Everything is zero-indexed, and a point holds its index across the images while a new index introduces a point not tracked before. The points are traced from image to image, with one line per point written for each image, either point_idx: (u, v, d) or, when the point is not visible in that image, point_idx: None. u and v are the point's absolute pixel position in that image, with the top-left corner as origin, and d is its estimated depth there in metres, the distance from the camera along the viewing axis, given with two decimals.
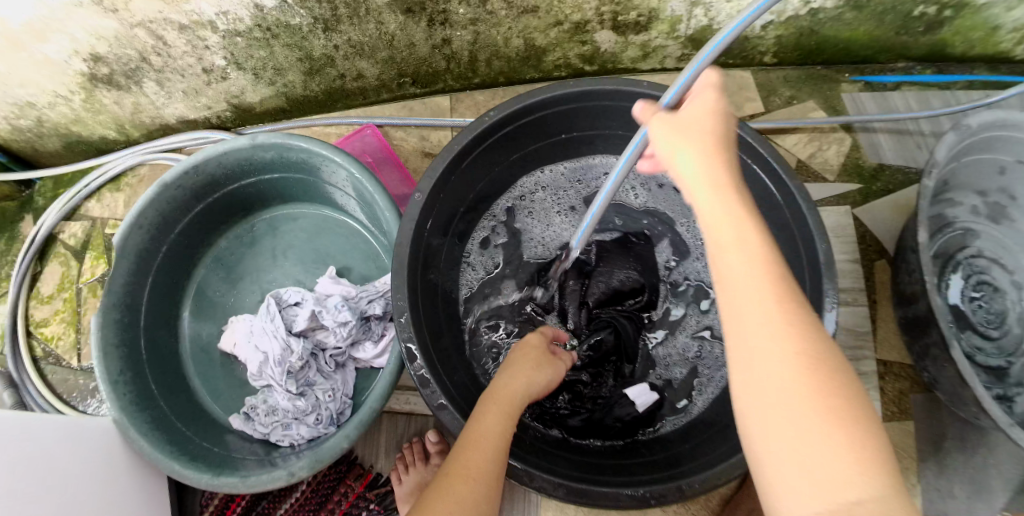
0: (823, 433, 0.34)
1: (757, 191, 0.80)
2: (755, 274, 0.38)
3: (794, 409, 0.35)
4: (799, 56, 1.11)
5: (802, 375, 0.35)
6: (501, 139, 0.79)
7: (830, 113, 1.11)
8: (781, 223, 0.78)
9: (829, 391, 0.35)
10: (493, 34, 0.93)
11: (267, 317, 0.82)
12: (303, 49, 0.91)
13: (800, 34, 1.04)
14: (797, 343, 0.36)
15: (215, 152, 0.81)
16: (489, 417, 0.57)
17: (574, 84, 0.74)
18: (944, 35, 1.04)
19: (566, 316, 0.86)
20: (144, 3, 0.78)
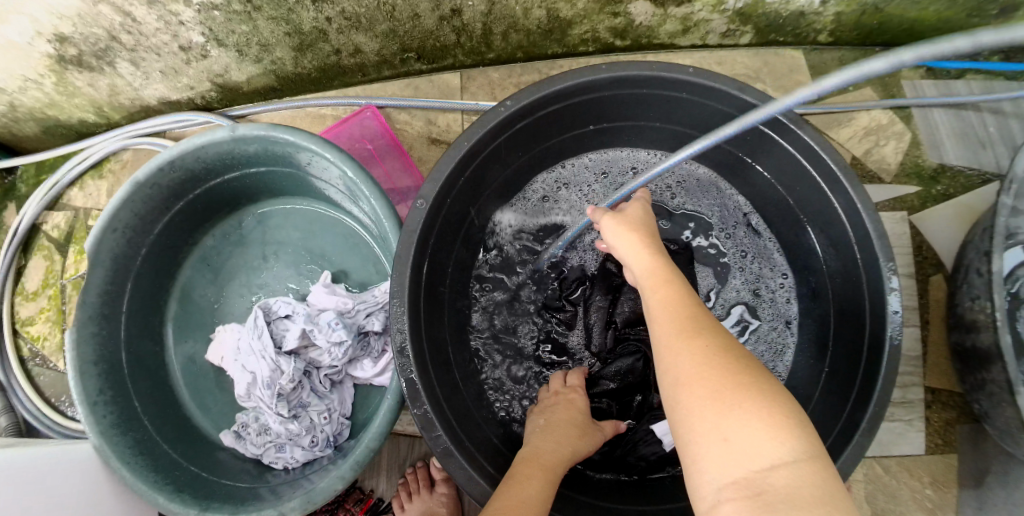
0: (731, 405, 0.37)
1: (813, 201, 0.68)
2: (664, 297, 0.47)
3: (700, 388, 0.39)
4: (858, 36, 0.95)
5: (707, 360, 0.40)
6: (518, 133, 0.68)
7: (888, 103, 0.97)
8: (840, 240, 0.66)
9: (733, 371, 0.39)
10: (511, 5, 0.79)
11: (255, 332, 0.74)
12: (290, 22, 0.79)
13: (862, 13, 0.89)
14: (701, 337, 0.42)
15: (192, 145, 0.71)
16: (531, 483, 0.50)
17: (606, 69, 0.61)
18: (1019, 19, 0.87)
19: (590, 337, 0.77)
20: None
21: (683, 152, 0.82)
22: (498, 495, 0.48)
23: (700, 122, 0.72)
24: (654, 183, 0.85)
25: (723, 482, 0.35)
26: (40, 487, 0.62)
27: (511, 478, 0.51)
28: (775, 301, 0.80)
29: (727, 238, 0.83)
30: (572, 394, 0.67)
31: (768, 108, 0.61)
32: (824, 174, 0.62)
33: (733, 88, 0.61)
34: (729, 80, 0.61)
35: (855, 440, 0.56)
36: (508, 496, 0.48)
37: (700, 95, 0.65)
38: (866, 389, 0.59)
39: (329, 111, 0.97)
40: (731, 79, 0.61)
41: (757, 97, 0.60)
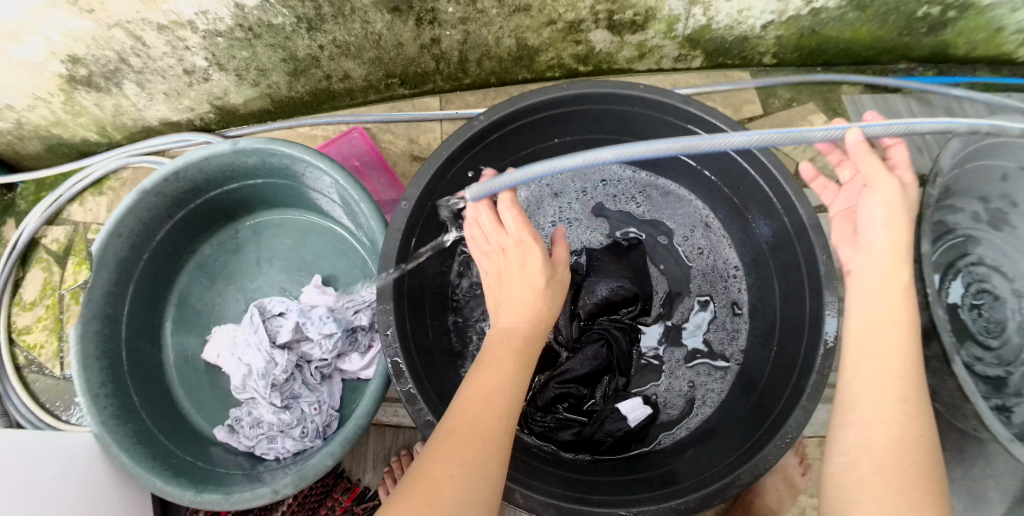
0: (921, 503, 0.40)
1: (747, 187, 0.76)
2: (892, 348, 0.47)
3: (894, 468, 0.41)
4: (800, 57, 1.08)
5: (906, 444, 0.43)
6: (491, 144, 0.77)
7: (830, 116, 1.09)
8: (783, 235, 0.72)
9: (928, 475, 0.42)
10: (484, 34, 0.90)
11: (252, 328, 0.80)
12: (286, 49, 0.88)
13: (800, 35, 1.01)
14: (915, 426, 0.44)
15: (196, 158, 0.78)
16: (502, 365, 0.49)
17: (567, 87, 0.71)
18: (948, 37, 1.01)
19: (557, 329, 0.83)
20: (121, 3, 0.75)
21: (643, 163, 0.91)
22: (470, 379, 0.49)
23: (652, 132, 0.82)
24: (618, 192, 0.92)
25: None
26: (39, 472, 0.67)
27: (483, 362, 0.50)
28: (727, 289, 0.86)
29: (683, 239, 0.90)
30: (520, 245, 0.56)
31: (710, 119, 0.70)
32: (763, 174, 0.71)
33: (678, 101, 0.71)
34: (674, 95, 0.71)
35: (802, 404, 0.61)
36: (481, 386, 0.48)
37: (649, 109, 0.74)
38: (808, 357, 0.65)
39: (319, 131, 1.05)
40: (675, 93, 0.71)
41: (698, 108, 0.70)
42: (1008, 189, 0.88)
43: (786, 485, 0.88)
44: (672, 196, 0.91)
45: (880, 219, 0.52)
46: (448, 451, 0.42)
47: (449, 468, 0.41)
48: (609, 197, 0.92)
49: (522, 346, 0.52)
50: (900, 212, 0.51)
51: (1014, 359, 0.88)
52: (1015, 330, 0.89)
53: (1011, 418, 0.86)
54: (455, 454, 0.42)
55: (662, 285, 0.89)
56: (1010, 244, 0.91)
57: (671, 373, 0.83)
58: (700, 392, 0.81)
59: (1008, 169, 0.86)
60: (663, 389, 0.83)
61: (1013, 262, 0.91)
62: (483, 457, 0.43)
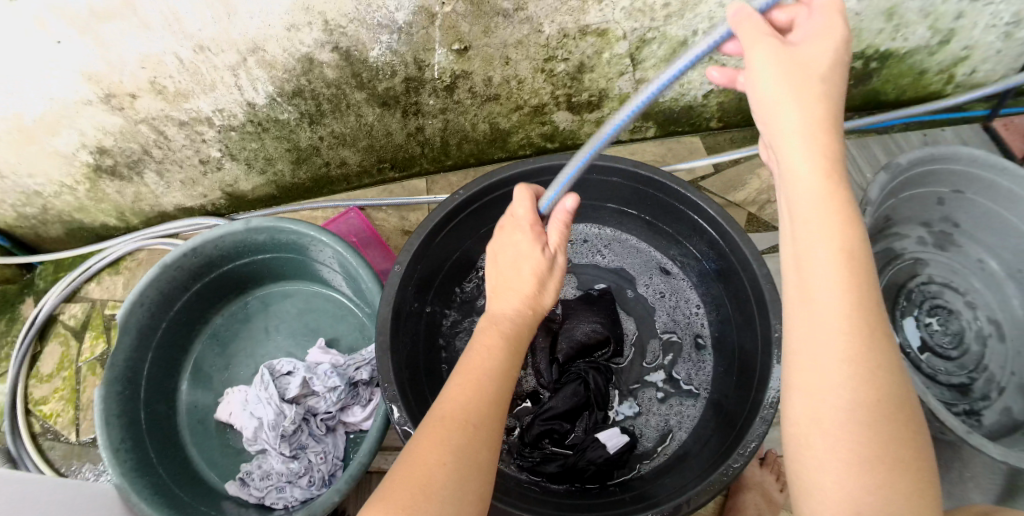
0: (886, 481, 0.35)
1: (697, 233, 0.87)
2: (836, 280, 0.38)
3: (849, 448, 0.36)
4: (741, 120, 1.26)
5: (860, 411, 0.36)
6: (470, 214, 0.90)
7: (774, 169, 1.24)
8: (731, 271, 0.83)
9: (893, 439, 0.36)
10: (462, 121, 1.06)
11: (262, 386, 0.89)
12: (290, 141, 1.03)
13: (737, 100, 1.18)
14: (873, 391, 0.36)
15: (213, 237, 0.91)
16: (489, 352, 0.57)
17: (532, 162, 0.86)
18: (876, 84, 1.24)
19: (539, 373, 0.90)
20: (149, 102, 0.89)
21: (607, 223, 1.02)
22: (460, 369, 0.56)
23: (612, 194, 0.93)
24: (593, 251, 1.05)
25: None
26: (66, 505, 0.74)
27: (474, 348, 0.58)
28: (690, 325, 0.97)
29: (647, 287, 1.01)
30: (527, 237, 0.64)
31: (659, 179, 0.82)
32: (711, 221, 0.81)
33: (628, 166, 0.82)
34: (625, 161, 0.82)
35: (761, 415, 0.69)
36: (470, 372, 0.55)
37: (605, 174, 0.87)
38: (763, 376, 0.74)
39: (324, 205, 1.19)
40: (626, 159, 0.82)
41: (647, 170, 0.81)
42: (946, 212, 1.03)
43: (764, 500, 0.96)
44: (631, 245, 1.03)
45: (785, 106, 0.41)
46: (437, 437, 0.49)
47: (438, 452, 0.48)
48: (583, 256, 1.04)
49: (512, 330, 0.60)
50: (794, 84, 0.41)
51: (974, 366, 0.98)
52: (971, 340, 0.99)
53: (980, 420, 0.94)
54: (446, 439, 0.49)
55: (632, 327, 0.99)
56: (954, 262, 1.05)
57: (646, 409, 0.92)
58: (675, 422, 0.90)
59: (943, 194, 1.00)
60: (641, 421, 0.91)
61: (960, 277, 1.04)
62: (469, 438, 0.49)
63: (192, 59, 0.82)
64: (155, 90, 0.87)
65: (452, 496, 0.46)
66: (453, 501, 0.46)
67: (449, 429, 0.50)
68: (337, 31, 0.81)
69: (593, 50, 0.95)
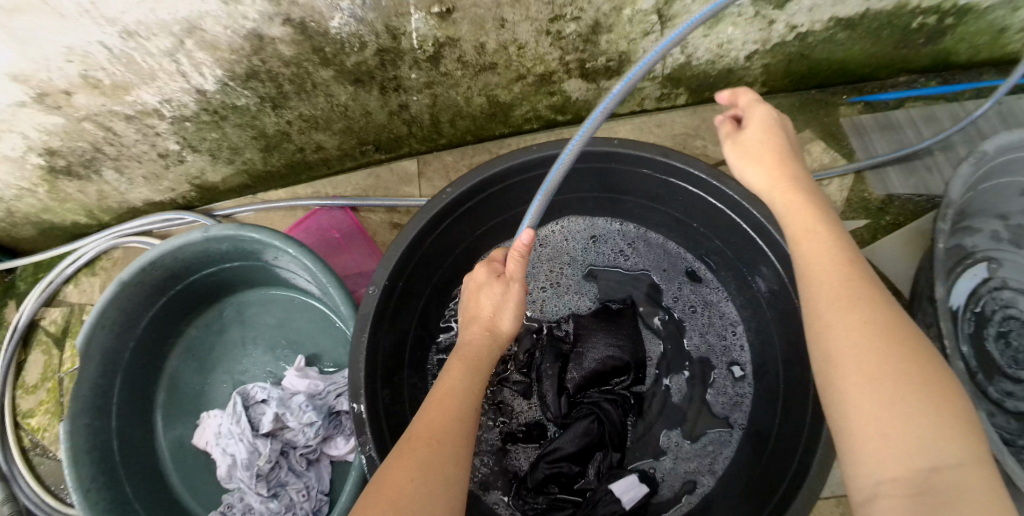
0: (904, 402, 0.38)
1: (741, 240, 0.69)
2: (816, 253, 0.47)
3: (863, 378, 0.39)
4: (791, 82, 1.01)
5: (871, 345, 0.40)
6: (465, 214, 0.76)
7: (827, 142, 1.00)
8: (779, 285, 0.67)
9: (905, 364, 0.39)
10: (453, 95, 0.87)
11: (234, 417, 0.79)
12: (255, 127, 0.87)
13: (789, 60, 0.94)
14: (871, 326, 0.41)
15: (170, 248, 0.79)
16: (455, 373, 0.61)
17: (536, 150, 0.70)
18: (947, 45, 0.96)
19: (545, 406, 0.75)
20: (87, 98, 0.75)
21: (628, 218, 0.83)
22: (431, 392, 0.60)
23: (635, 187, 0.75)
24: (613, 253, 0.86)
25: (882, 476, 0.36)
26: None
27: (444, 376, 0.62)
28: (727, 348, 0.79)
29: (674, 299, 0.84)
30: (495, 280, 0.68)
31: (692, 170, 0.65)
32: (755, 227, 0.65)
33: (656, 153, 0.65)
34: (650, 147, 0.66)
35: (806, 485, 0.54)
36: (440, 394, 0.59)
37: (626, 162, 0.69)
38: (817, 428, 0.58)
39: (305, 190, 1.04)
40: (653, 146, 0.66)
41: (681, 161, 0.65)
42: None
43: None
44: (661, 244, 0.84)
45: (747, 164, 0.55)
46: (406, 455, 0.51)
47: (406, 469, 0.49)
48: (601, 259, 0.86)
49: (475, 359, 0.63)
50: (744, 151, 0.56)
51: None
52: None
53: None
54: (414, 458, 0.50)
55: (656, 346, 0.81)
56: None
57: (673, 451, 0.75)
58: (707, 463, 0.74)
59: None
60: (664, 465, 0.75)
61: None
62: (435, 455, 0.51)
63: (122, 47, 0.67)
64: (90, 85, 0.72)
65: (424, 508, 0.46)
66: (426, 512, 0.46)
67: (416, 446, 0.51)
68: (284, 1, 0.62)
69: (610, 6, 0.73)
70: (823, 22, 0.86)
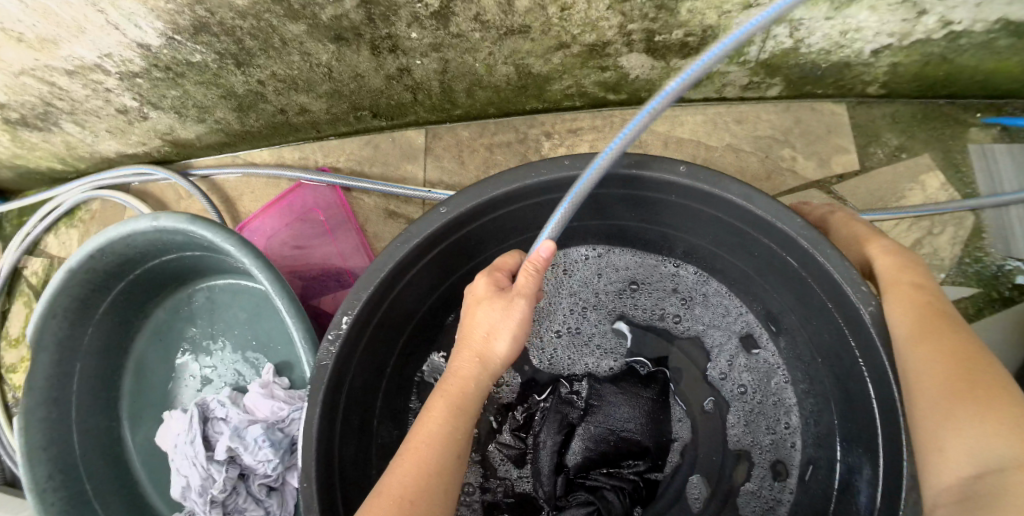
0: (961, 410, 0.34)
1: (829, 325, 0.53)
2: (898, 297, 0.42)
3: (929, 396, 0.37)
4: (918, 89, 0.74)
5: (941, 364, 0.37)
6: (465, 237, 0.59)
7: (950, 175, 0.75)
8: (861, 395, 0.51)
9: (972, 372, 0.36)
10: (468, 61, 0.66)
11: (189, 437, 0.70)
12: (220, 86, 0.71)
13: (925, 63, 0.68)
14: (939, 346, 0.38)
15: (119, 235, 0.66)
16: (433, 414, 0.46)
17: (567, 167, 0.51)
18: None
19: (538, 481, 0.62)
20: (14, 52, 0.62)
21: (688, 259, 0.65)
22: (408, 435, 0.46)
23: (696, 226, 0.58)
24: (651, 299, 0.68)
25: (943, 485, 0.34)
26: None
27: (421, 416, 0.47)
28: (776, 445, 0.63)
29: (722, 374, 0.66)
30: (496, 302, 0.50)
31: (779, 226, 0.47)
32: (849, 321, 0.48)
33: (737, 196, 0.48)
34: (733, 186, 0.48)
35: None
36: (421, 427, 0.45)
37: (691, 200, 0.52)
38: None
39: (293, 155, 0.85)
40: (737, 186, 0.48)
41: (772, 214, 0.47)
42: None
43: None
44: (715, 296, 0.67)
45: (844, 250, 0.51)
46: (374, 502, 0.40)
47: None
48: (632, 304, 0.68)
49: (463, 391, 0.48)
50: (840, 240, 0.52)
51: None
52: None
53: None
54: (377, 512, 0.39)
55: (682, 429, 0.66)
56: None
57: None
58: None
59: None
60: None
61: None
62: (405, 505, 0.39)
63: None
64: (10, 36, 0.59)
65: None
66: None
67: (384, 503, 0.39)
68: None
69: None
70: (985, 24, 0.60)
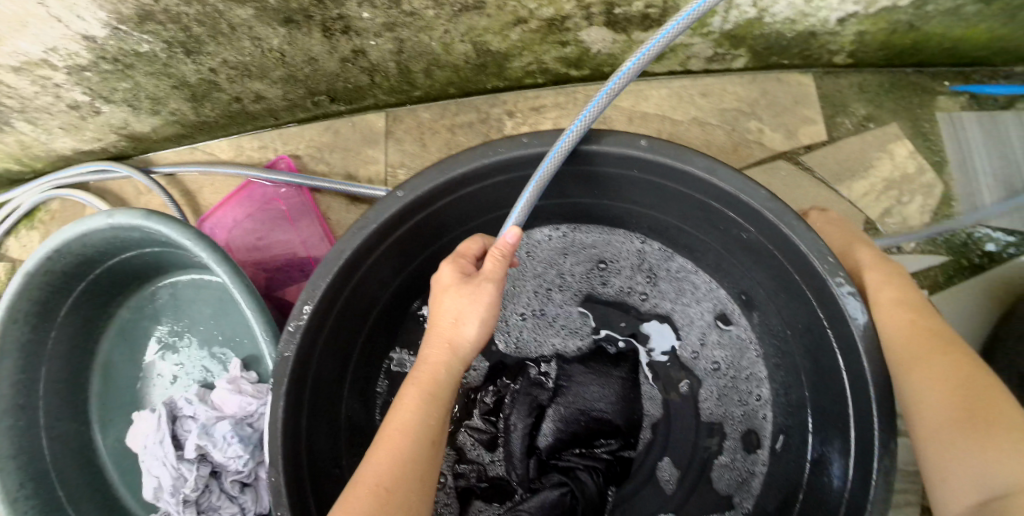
0: (966, 434, 0.36)
1: (797, 298, 0.52)
2: (892, 314, 0.44)
3: (932, 419, 0.38)
4: (885, 57, 0.73)
5: (945, 387, 0.38)
6: (426, 221, 0.58)
7: (918, 143, 0.75)
8: (830, 366, 0.51)
9: (974, 397, 0.37)
10: (425, 41, 0.65)
11: (158, 437, 0.69)
12: (172, 76, 0.68)
13: (891, 32, 0.68)
14: (941, 370, 0.39)
15: (74, 234, 0.64)
16: (404, 406, 0.44)
17: (524, 146, 0.51)
18: None
19: (510, 464, 0.62)
20: None
21: (655, 236, 0.65)
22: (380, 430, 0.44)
23: (662, 203, 0.57)
24: (621, 278, 0.68)
25: (950, 512, 0.35)
26: None
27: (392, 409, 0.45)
28: (747, 418, 0.63)
29: (693, 350, 0.67)
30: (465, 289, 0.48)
31: (744, 198, 0.47)
32: (817, 293, 0.48)
33: (701, 169, 0.47)
34: (696, 159, 0.47)
35: None
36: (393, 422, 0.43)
37: (656, 175, 0.51)
38: None
39: (252, 145, 0.83)
40: (700, 158, 0.47)
41: (734, 187, 0.46)
42: None
43: None
44: (683, 273, 0.66)
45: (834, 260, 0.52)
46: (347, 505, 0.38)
47: None
48: (601, 283, 0.68)
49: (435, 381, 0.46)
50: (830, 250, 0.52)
51: None
52: None
53: None
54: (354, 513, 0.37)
55: (653, 405, 0.66)
56: None
57: None
58: None
59: None
60: None
61: None
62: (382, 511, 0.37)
63: None
64: None
65: None
66: None
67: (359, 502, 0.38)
68: None
69: None
70: None
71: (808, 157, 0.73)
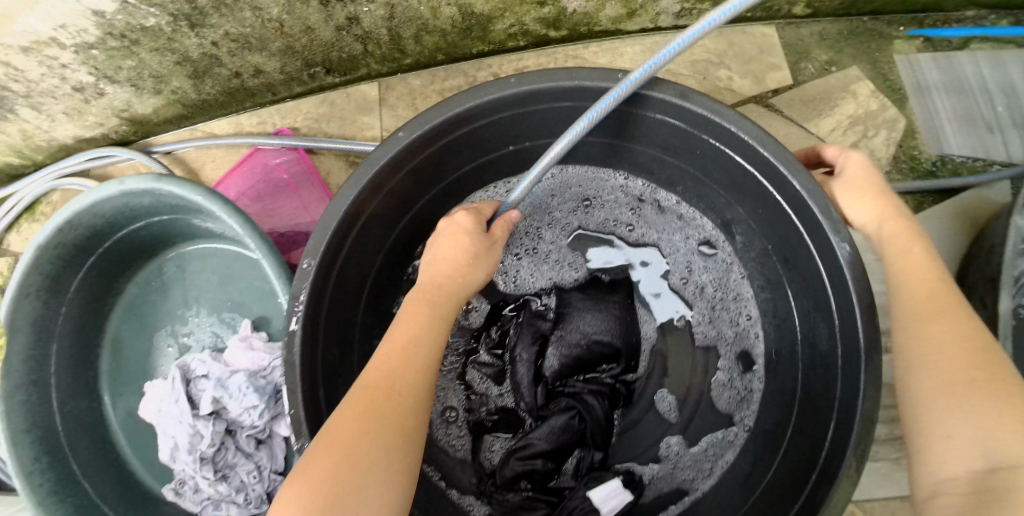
0: (976, 400, 0.33)
1: (773, 211, 0.56)
2: (910, 266, 0.43)
3: (940, 379, 0.35)
4: (841, 6, 0.80)
5: (959, 352, 0.36)
6: (423, 164, 0.61)
7: (879, 82, 0.80)
8: (810, 268, 0.55)
9: (984, 364, 0.35)
10: (414, 5, 0.69)
11: (173, 398, 0.71)
12: (175, 51, 0.72)
13: None
14: (955, 333, 0.37)
15: (84, 205, 0.66)
16: (415, 319, 0.48)
17: (514, 84, 0.54)
18: None
19: (518, 393, 0.64)
20: None
21: (635, 171, 0.70)
22: (386, 337, 0.47)
23: (643, 134, 0.61)
24: (607, 214, 0.73)
25: (943, 475, 0.32)
26: None
27: (399, 321, 0.49)
28: (738, 334, 0.68)
29: (681, 278, 0.71)
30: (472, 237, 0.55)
31: (717, 120, 0.51)
32: (790, 201, 0.52)
33: (673, 94, 0.51)
34: (667, 88, 0.52)
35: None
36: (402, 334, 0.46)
37: (635, 104, 0.55)
38: (837, 447, 0.47)
39: (251, 121, 0.87)
40: (671, 86, 0.51)
41: (706, 106, 0.50)
42: None
43: None
44: (667, 206, 0.71)
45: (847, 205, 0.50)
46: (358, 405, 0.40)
47: (360, 425, 0.38)
48: (587, 219, 0.73)
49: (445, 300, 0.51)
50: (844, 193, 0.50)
51: None
52: None
53: None
54: (370, 409, 0.39)
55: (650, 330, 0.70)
56: None
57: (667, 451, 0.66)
58: (705, 461, 0.64)
59: None
60: (655, 468, 0.65)
61: None
62: (396, 412, 0.40)
63: None
64: None
65: (383, 462, 0.37)
66: (386, 454, 0.37)
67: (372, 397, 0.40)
68: None
69: None
70: None
71: (775, 100, 0.79)
